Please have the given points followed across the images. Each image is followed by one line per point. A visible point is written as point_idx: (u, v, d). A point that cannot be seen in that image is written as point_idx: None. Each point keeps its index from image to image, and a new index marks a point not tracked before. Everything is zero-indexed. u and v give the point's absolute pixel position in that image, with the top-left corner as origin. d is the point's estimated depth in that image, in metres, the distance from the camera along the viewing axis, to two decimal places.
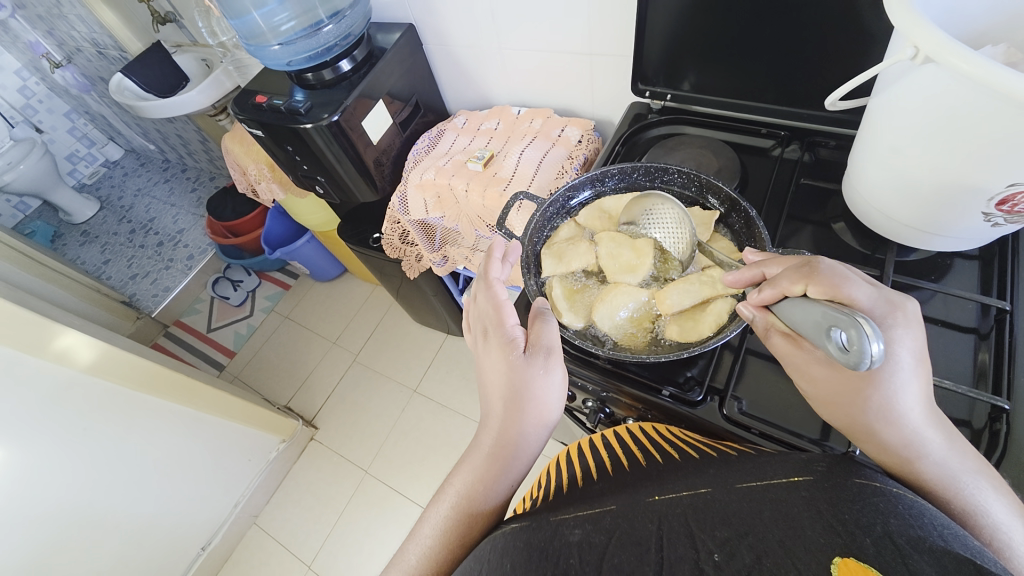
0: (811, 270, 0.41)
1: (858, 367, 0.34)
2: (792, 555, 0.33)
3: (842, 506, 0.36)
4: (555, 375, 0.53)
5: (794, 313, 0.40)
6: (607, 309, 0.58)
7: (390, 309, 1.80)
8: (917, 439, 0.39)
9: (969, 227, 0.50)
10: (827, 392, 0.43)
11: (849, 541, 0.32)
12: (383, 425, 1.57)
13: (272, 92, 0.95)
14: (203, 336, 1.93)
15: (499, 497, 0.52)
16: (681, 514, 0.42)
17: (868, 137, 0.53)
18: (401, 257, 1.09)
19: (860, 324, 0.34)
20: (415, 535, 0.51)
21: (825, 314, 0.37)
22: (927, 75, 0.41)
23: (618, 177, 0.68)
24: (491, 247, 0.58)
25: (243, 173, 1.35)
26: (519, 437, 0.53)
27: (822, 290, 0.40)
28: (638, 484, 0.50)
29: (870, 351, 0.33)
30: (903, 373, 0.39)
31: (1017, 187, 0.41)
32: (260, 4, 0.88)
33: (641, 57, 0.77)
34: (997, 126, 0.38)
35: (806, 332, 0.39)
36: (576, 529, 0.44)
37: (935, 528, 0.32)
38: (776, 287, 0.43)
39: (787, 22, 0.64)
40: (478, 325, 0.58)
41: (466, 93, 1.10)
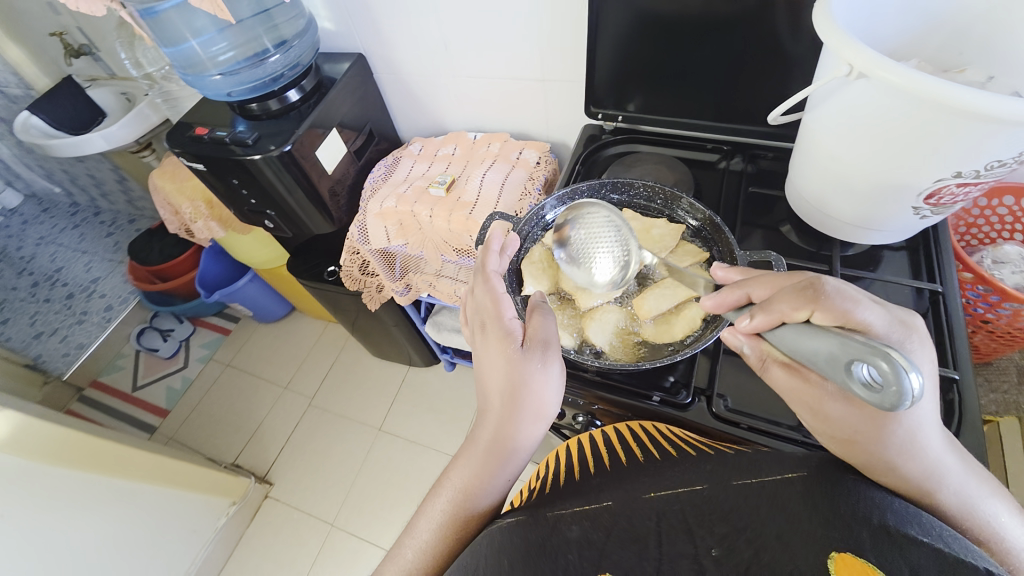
0: (814, 294, 0.40)
1: (900, 405, 0.32)
2: (789, 548, 0.38)
3: (840, 499, 0.39)
4: (553, 369, 0.52)
5: (801, 341, 0.39)
6: (599, 325, 0.59)
7: (345, 347, 1.71)
8: (938, 471, 0.40)
9: (901, 221, 0.57)
10: (845, 424, 0.41)
11: (848, 536, 0.37)
12: (347, 472, 1.46)
13: (213, 123, 0.89)
14: (129, 396, 1.72)
15: (495, 490, 0.53)
16: (678, 510, 0.45)
17: (808, 147, 0.59)
18: (361, 288, 1.05)
19: (897, 357, 0.32)
20: (413, 527, 0.53)
21: (841, 344, 0.36)
22: (859, 89, 0.47)
23: (587, 193, 0.69)
24: (488, 240, 0.59)
25: (175, 212, 1.25)
26: (518, 433, 0.53)
27: (828, 315, 0.39)
28: (633, 479, 0.51)
29: (912, 386, 0.31)
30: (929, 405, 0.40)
31: (944, 181, 0.48)
32: (198, 32, 0.82)
33: (593, 82, 0.82)
34: (924, 129, 0.44)
35: (820, 362, 0.37)
36: (574, 525, 0.46)
37: (927, 522, 0.36)
38: (774, 312, 0.42)
39: (723, 48, 0.71)
40: (475, 318, 0.57)
41: (419, 121, 1.10)
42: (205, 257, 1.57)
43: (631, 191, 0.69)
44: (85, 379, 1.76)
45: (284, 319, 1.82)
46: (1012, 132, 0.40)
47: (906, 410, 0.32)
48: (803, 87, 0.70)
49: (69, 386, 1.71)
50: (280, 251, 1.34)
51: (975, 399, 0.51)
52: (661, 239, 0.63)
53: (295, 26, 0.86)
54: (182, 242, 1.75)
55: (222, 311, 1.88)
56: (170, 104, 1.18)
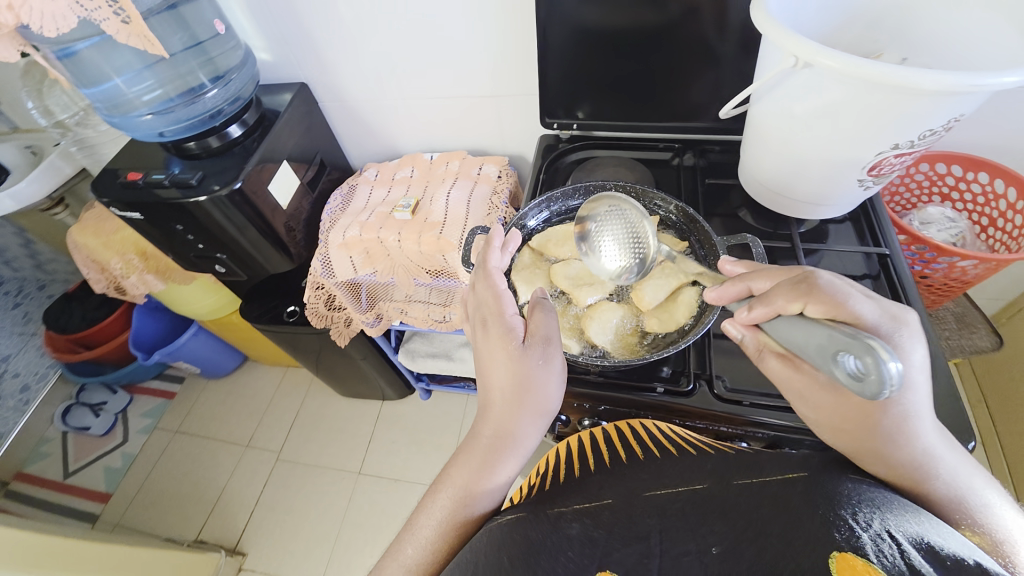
0: (807, 288, 0.43)
1: (879, 395, 0.35)
2: (792, 548, 0.38)
3: (839, 500, 0.40)
4: (554, 365, 0.52)
5: (795, 332, 0.43)
6: (599, 325, 0.60)
7: (310, 391, 1.61)
8: (929, 459, 0.42)
9: (846, 194, 0.62)
10: (834, 413, 0.46)
11: (849, 536, 0.37)
12: (329, 524, 1.36)
13: (145, 167, 0.82)
14: (60, 484, 1.52)
15: (495, 489, 0.51)
16: (680, 509, 0.45)
17: (758, 135, 0.63)
18: (328, 325, 1.00)
19: (875, 350, 0.35)
20: (411, 526, 0.49)
21: (831, 336, 0.39)
22: (805, 78, 0.51)
23: (562, 199, 0.71)
24: (490, 235, 0.59)
25: (103, 269, 1.14)
26: (519, 429, 0.52)
27: (821, 306, 0.42)
28: (635, 476, 0.51)
29: (888, 374, 0.35)
30: (915, 394, 0.42)
31: (884, 152, 0.53)
32: (121, 69, 0.75)
33: (546, 94, 0.84)
34: (866, 107, 0.49)
35: (812, 353, 0.41)
36: (574, 522, 0.46)
37: (919, 520, 0.38)
38: (770, 304, 0.46)
39: (666, 53, 0.75)
40: (476, 315, 0.56)
41: (370, 146, 1.08)
42: (138, 315, 1.43)
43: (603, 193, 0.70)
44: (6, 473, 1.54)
45: (237, 372, 1.68)
46: (937, 100, 0.46)
47: (884, 400, 0.35)
48: (738, 83, 0.76)
49: None
50: (229, 297, 1.25)
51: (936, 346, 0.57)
52: None
53: (232, 59, 0.82)
54: (109, 303, 1.58)
55: (163, 372, 1.72)
56: (88, 152, 1.07)
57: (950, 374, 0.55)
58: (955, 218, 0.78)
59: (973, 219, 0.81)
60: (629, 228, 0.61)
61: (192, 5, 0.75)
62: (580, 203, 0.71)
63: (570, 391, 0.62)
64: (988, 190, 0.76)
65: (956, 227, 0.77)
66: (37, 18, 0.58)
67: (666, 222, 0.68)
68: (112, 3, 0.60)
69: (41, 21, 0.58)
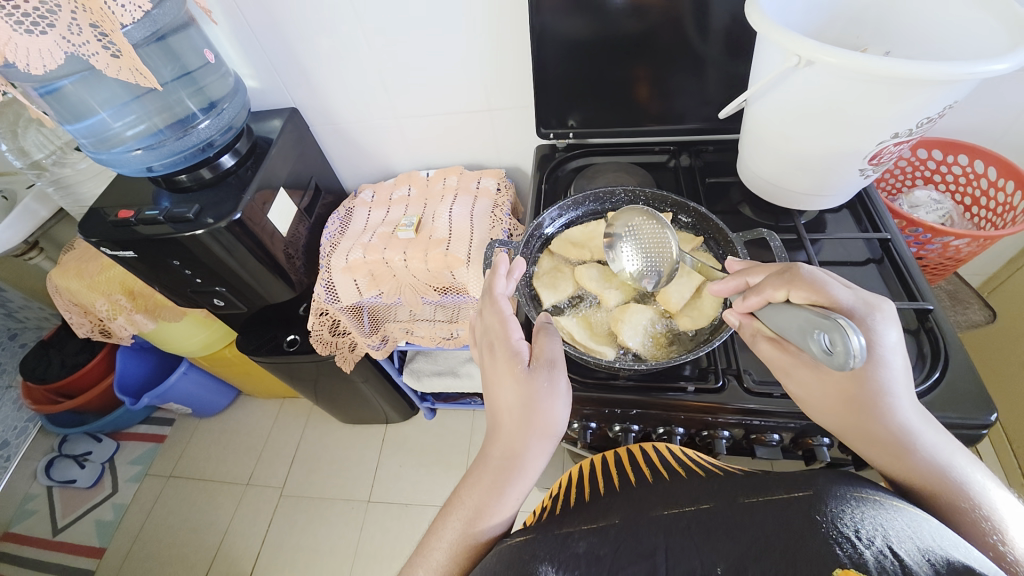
0: (790, 276, 0.47)
1: (847, 366, 0.38)
2: (797, 562, 0.32)
3: (837, 516, 0.34)
4: (561, 386, 0.52)
5: (779, 316, 0.47)
6: (631, 328, 0.60)
7: (310, 421, 1.56)
8: (908, 433, 0.44)
9: (847, 184, 0.64)
10: (821, 387, 0.49)
11: (853, 550, 0.31)
12: (342, 558, 1.31)
13: (136, 203, 0.79)
14: (47, 543, 1.43)
15: (506, 511, 0.48)
16: (685, 526, 0.39)
17: (758, 133, 0.65)
18: (332, 351, 0.97)
19: (841, 326, 0.39)
20: (423, 548, 0.46)
21: (808, 318, 0.43)
22: (807, 76, 0.53)
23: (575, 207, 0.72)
24: (495, 263, 0.59)
25: (86, 312, 1.09)
26: (527, 448, 0.50)
27: (803, 290, 0.46)
28: (642, 499, 0.45)
29: (851, 348, 0.38)
30: (891, 371, 0.45)
31: (885, 141, 0.56)
32: (108, 102, 0.72)
33: (541, 106, 0.85)
34: (869, 101, 0.51)
35: (792, 333, 0.44)
36: (581, 541, 0.41)
37: (928, 540, 0.32)
38: (760, 294, 0.49)
39: (657, 60, 0.77)
40: (484, 339, 0.57)
41: (363, 167, 1.07)
42: (121, 357, 1.37)
43: (613, 199, 0.72)
44: None
45: (229, 409, 1.62)
46: (935, 90, 0.49)
47: (853, 370, 0.38)
48: (726, 84, 0.78)
49: None
50: (222, 330, 1.21)
51: (947, 322, 0.59)
52: None
53: (222, 87, 0.81)
54: (89, 347, 1.51)
55: (151, 416, 1.64)
56: (66, 192, 1.03)
57: (965, 348, 0.58)
58: (941, 200, 0.82)
59: (957, 199, 0.85)
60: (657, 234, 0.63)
61: (181, 35, 0.74)
62: (594, 209, 0.72)
63: (603, 399, 0.61)
64: (969, 171, 0.80)
65: (943, 208, 0.81)
66: (23, 56, 0.55)
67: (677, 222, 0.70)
68: (100, 37, 0.58)
69: (29, 58, 0.55)
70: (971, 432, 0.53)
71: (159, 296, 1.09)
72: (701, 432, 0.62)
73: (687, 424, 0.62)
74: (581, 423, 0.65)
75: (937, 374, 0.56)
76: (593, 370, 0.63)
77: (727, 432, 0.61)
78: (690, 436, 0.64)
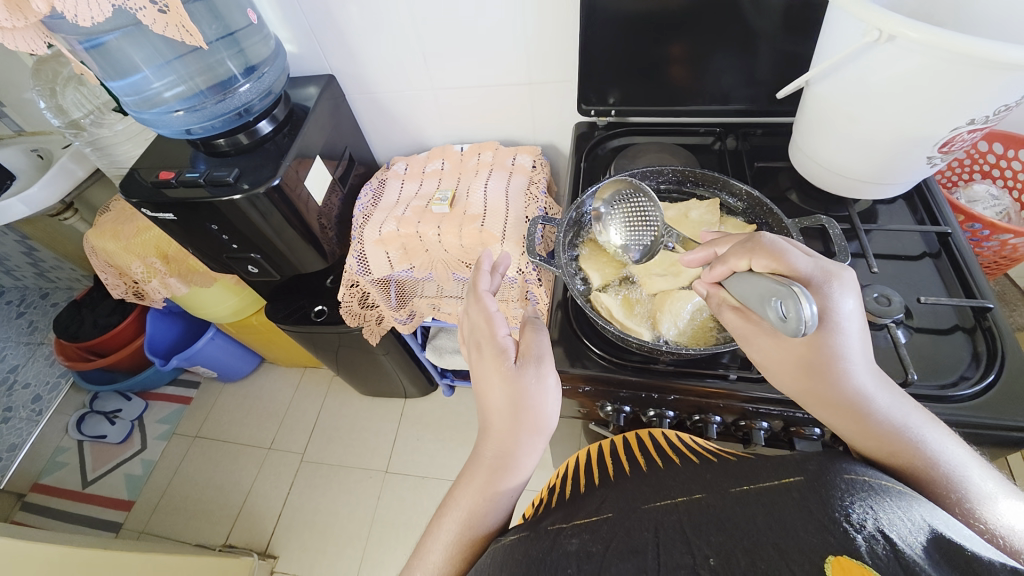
0: (753, 244, 0.45)
1: (800, 333, 0.38)
2: (785, 555, 0.30)
3: (830, 503, 0.33)
4: (549, 382, 0.51)
5: (740, 286, 0.45)
6: (671, 317, 0.60)
7: (330, 391, 1.59)
8: (864, 396, 0.43)
9: (912, 172, 0.61)
10: (778, 355, 0.48)
11: (844, 537, 0.30)
12: (359, 524, 1.35)
13: (176, 165, 0.79)
14: (80, 494, 1.49)
15: (503, 505, 0.49)
16: (676, 520, 0.37)
17: (821, 114, 0.62)
18: (361, 323, 0.98)
19: (796, 294, 0.38)
20: (420, 550, 0.47)
21: (764, 286, 0.41)
22: (884, 55, 0.50)
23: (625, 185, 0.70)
24: (478, 262, 0.57)
25: (121, 273, 1.11)
26: (518, 448, 0.50)
27: (766, 256, 0.44)
28: (633, 489, 0.43)
29: (803, 317, 0.37)
30: (848, 337, 0.43)
31: (961, 128, 0.53)
32: (150, 60, 0.72)
33: (585, 81, 0.82)
34: (955, 83, 0.48)
35: (750, 302, 0.43)
36: (573, 538, 0.39)
37: (923, 521, 0.31)
38: (724, 263, 0.47)
39: (711, 36, 0.73)
40: (471, 339, 0.55)
41: (396, 139, 1.05)
42: (152, 320, 1.39)
43: (659, 179, 0.71)
44: (25, 484, 1.52)
45: (253, 375, 1.66)
46: None
47: (805, 335, 0.38)
48: (780, 64, 0.74)
49: (10, 494, 1.48)
50: (251, 297, 1.23)
51: (1006, 322, 0.57)
52: (701, 219, 0.66)
53: (263, 50, 0.79)
54: (121, 309, 1.54)
55: (178, 378, 1.69)
56: (102, 154, 1.04)
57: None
58: (1000, 195, 0.78)
59: (1015, 196, 0.80)
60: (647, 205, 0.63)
61: None
62: None
63: (643, 382, 0.60)
64: None
65: (1001, 205, 0.77)
66: (72, 7, 0.54)
67: (729, 208, 0.68)
68: None
69: (76, 9, 0.54)
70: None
71: (191, 261, 1.10)
72: (737, 421, 0.61)
73: (724, 412, 0.61)
74: (614, 405, 0.65)
75: (993, 376, 0.54)
76: (631, 353, 0.63)
77: (765, 423, 0.59)
78: (725, 425, 0.63)
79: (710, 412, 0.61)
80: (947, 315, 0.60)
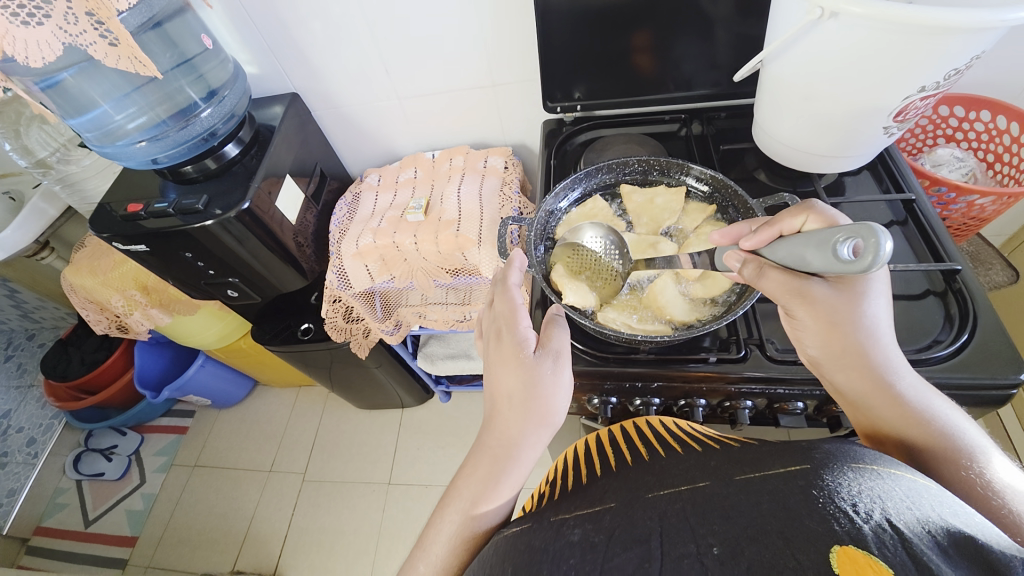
0: (808, 204, 0.47)
1: (875, 267, 0.35)
2: (792, 544, 0.29)
3: (833, 490, 0.32)
4: (564, 376, 0.53)
5: (794, 242, 0.43)
6: (676, 304, 0.60)
7: (326, 408, 1.58)
8: (891, 367, 0.45)
9: (869, 144, 0.62)
10: (821, 309, 0.45)
11: (850, 526, 0.29)
12: (367, 537, 1.35)
13: (145, 197, 0.79)
14: (81, 534, 1.48)
15: (503, 501, 0.48)
16: (680, 509, 0.37)
17: (777, 95, 0.63)
18: (347, 338, 0.98)
19: (870, 226, 0.36)
20: (422, 543, 0.47)
21: (829, 230, 0.40)
22: (829, 32, 0.51)
23: (605, 172, 0.71)
24: (509, 255, 0.59)
25: (102, 308, 1.10)
26: (523, 436, 0.50)
27: (820, 220, 0.45)
28: (636, 478, 0.43)
29: (883, 246, 0.35)
30: (883, 301, 0.46)
31: (911, 97, 0.54)
32: (108, 94, 0.71)
33: (549, 78, 0.82)
34: (904, 54, 0.49)
35: (809, 253, 0.41)
36: (576, 528, 0.39)
37: (934, 512, 0.29)
38: (773, 225, 0.47)
39: (670, 23, 0.74)
40: (490, 327, 0.57)
41: (367, 150, 1.05)
42: (140, 352, 1.39)
43: (627, 169, 0.71)
44: (25, 529, 1.50)
45: (248, 399, 1.65)
46: (970, 37, 0.46)
47: (882, 270, 0.35)
48: (737, 46, 0.75)
49: (12, 539, 1.46)
50: (236, 322, 1.22)
51: (977, 282, 0.58)
52: (665, 207, 0.67)
53: (222, 74, 0.79)
54: (108, 344, 1.52)
55: (172, 409, 1.67)
56: (73, 189, 1.03)
57: (994, 309, 0.56)
58: (964, 157, 0.80)
59: (979, 157, 0.82)
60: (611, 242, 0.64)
61: (177, 21, 0.73)
62: (605, 182, 0.71)
63: (626, 371, 0.61)
64: (992, 128, 0.78)
65: (966, 166, 0.79)
66: (22, 49, 0.54)
67: (707, 198, 0.68)
68: (97, 25, 0.57)
69: (27, 50, 0.54)
70: (1000, 393, 0.52)
71: (172, 290, 1.09)
72: (722, 403, 0.62)
73: (709, 395, 0.62)
74: (601, 398, 0.65)
75: (966, 337, 0.55)
76: (612, 346, 0.63)
77: (750, 402, 0.60)
78: (711, 408, 0.64)
79: (696, 397, 0.62)
80: (918, 281, 0.61)
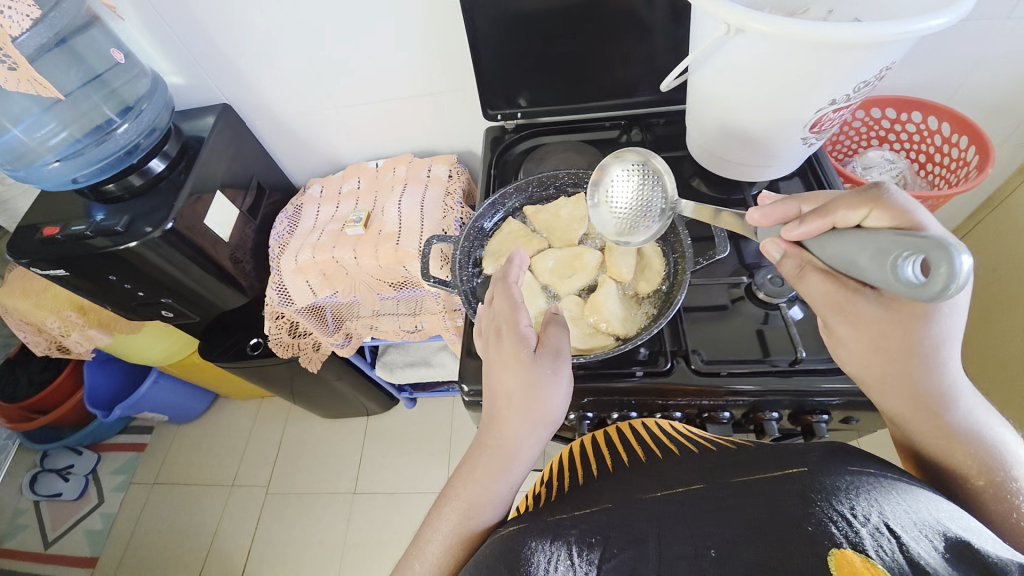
0: (875, 194, 0.40)
1: (943, 296, 0.32)
2: (789, 546, 0.31)
3: (834, 493, 0.33)
4: (563, 376, 0.49)
5: (848, 242, 0.40)
6: (614, 308, 0.60)
7: (290, 419, 1.55)
8: (952, 387, 0.42)
9: (790, 152, 0.63)
10: (871, 320, 0.42)
11: (848, 529, 0.31)
12: (332, 549, 1.34)
13: (65, 219, 0.76)
14: (39, 557, 1.44)
15: (498, 503, 0.47)
16: (675, 510, 0.38)
17: (702, 104, 0.63)
18: (295, 353, 0.96)
19: (949, 245, 0.32)
20: (418, 541, 0.46)
21: (896, 239, 0.36)
22: (737, 46, 0.51)
23: (517, 195, 0.71)
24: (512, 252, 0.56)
25: (39, 329, 1.05)
26: (520, 437, 0.49)
27: (886, 215, 0.39)
28: (632, 481, 0.43)
29: (959, 270, 0.31)
30: (956, 316, 0.40)
31: (823, 110, 0.54)
32: (17, 118, 0.68)
33: (488, 86, 0.81)
34: (809, 69, 0.49)
35: (865, 258, 0.38)
36: (572, 528, 0.39)
37: (931, 516, 0.32)
38: (827, 215, 0.42)
39: (604, 30, 0.73)
40: (489, 326, 0.53)
41: (312, 159, 1.02)
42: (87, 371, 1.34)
43: (558, 181, 0.70)
44: None
45: (209, 412, 1.61)
46: (872, 51, 0.47)
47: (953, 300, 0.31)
48: (672, 54, 0.75)
49: None
50: (184, 339, 1.16)
51: None
52: (571, 220, 0.67)
53: (138, 88, 0.75)
54: (55, 364, 1.48)
55: (129, 425, 1.63)
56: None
57: None
58: (895, 159, 0.81)
59: (911, 157, 0.84)
60: (646, 173, 0.59)
61: (84, 37, 0.70)
62: (534, 197, 0.71)
63: None
64: (924, 128, 0.79)
65: (896, 168, 0.80)
66: None
67: None
68: None
69: None
70: None
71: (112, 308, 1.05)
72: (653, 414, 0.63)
73: (640, 408, 0.62)
74: None
75: None
76: None
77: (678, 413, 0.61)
78: None
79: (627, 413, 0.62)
80: None
